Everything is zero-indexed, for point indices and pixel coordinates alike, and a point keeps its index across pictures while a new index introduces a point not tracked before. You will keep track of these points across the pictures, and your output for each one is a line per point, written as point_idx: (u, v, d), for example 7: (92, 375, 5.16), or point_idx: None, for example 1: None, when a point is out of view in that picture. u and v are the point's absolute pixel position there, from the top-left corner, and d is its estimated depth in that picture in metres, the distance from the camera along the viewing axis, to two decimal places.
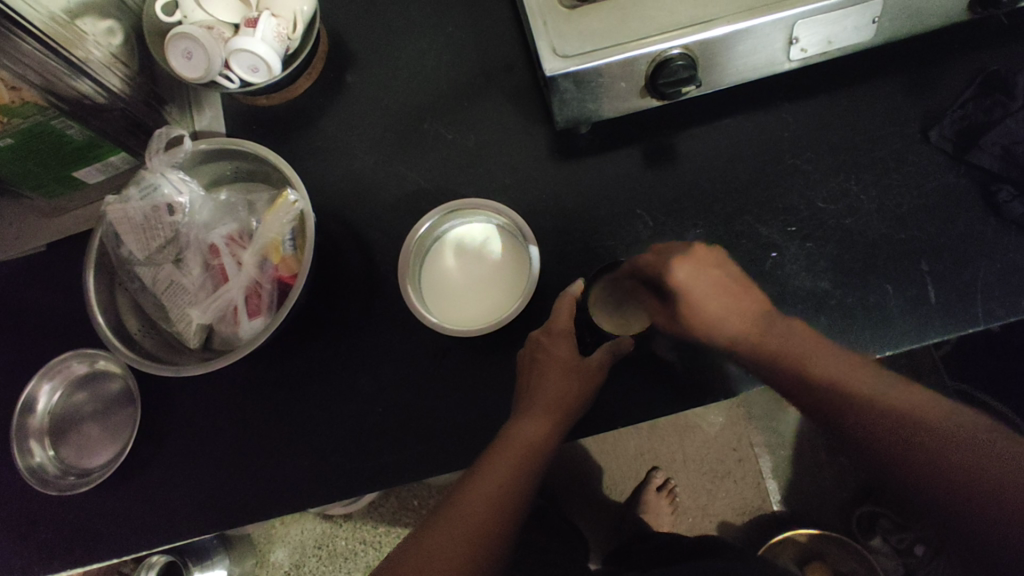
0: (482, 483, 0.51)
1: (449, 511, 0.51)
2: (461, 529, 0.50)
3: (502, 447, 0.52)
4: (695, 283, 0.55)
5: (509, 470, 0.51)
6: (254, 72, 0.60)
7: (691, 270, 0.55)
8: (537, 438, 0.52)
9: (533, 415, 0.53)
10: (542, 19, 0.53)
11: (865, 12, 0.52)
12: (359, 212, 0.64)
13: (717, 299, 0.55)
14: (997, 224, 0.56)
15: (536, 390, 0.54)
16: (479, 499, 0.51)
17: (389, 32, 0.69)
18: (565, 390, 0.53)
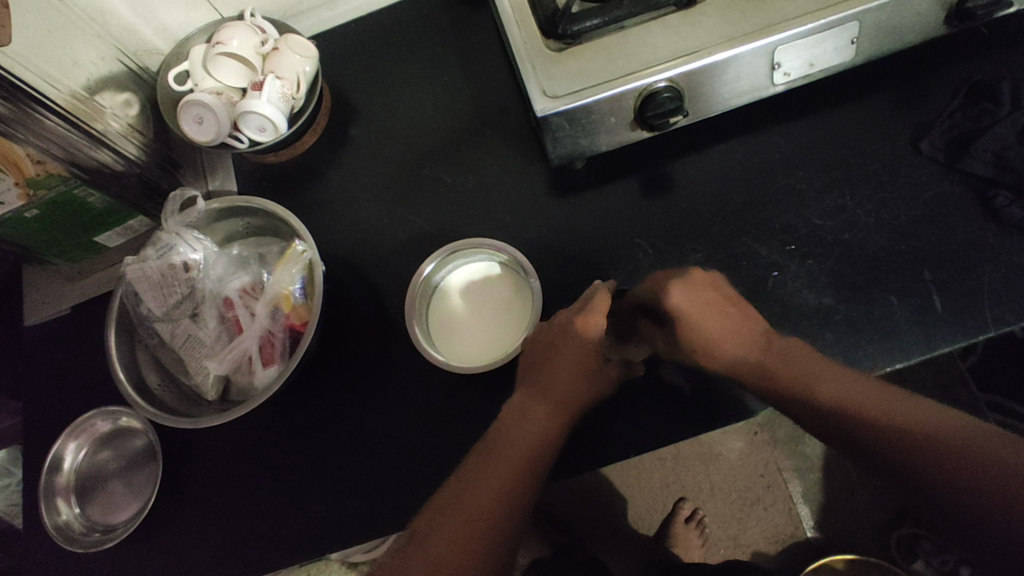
0: (486, 480, 0.51)
1: (451, 509, 0.50)
2: (465, 535, 0.49)
3: (509, 442, 0.52)
4: (692, 309, 0.50)
5: (512, 471, 0.51)
6: (263, 133, 0.63)
7: (683, 294, 0.50)
8: (544, 433, 0.53)
9: (541, 411, 0.54)
10: (529, 64, 0.56)
11: (842, 34, 0.54)
12: (365, 258, 0.66)
13: (710, 317, 0.50)
14: (997, 229, 0.56)
15: (547, 382, 0.54)
16: (484, 498, 0.50)
17: (388, 86, 0.72)
18: (577, 387, 0.54)
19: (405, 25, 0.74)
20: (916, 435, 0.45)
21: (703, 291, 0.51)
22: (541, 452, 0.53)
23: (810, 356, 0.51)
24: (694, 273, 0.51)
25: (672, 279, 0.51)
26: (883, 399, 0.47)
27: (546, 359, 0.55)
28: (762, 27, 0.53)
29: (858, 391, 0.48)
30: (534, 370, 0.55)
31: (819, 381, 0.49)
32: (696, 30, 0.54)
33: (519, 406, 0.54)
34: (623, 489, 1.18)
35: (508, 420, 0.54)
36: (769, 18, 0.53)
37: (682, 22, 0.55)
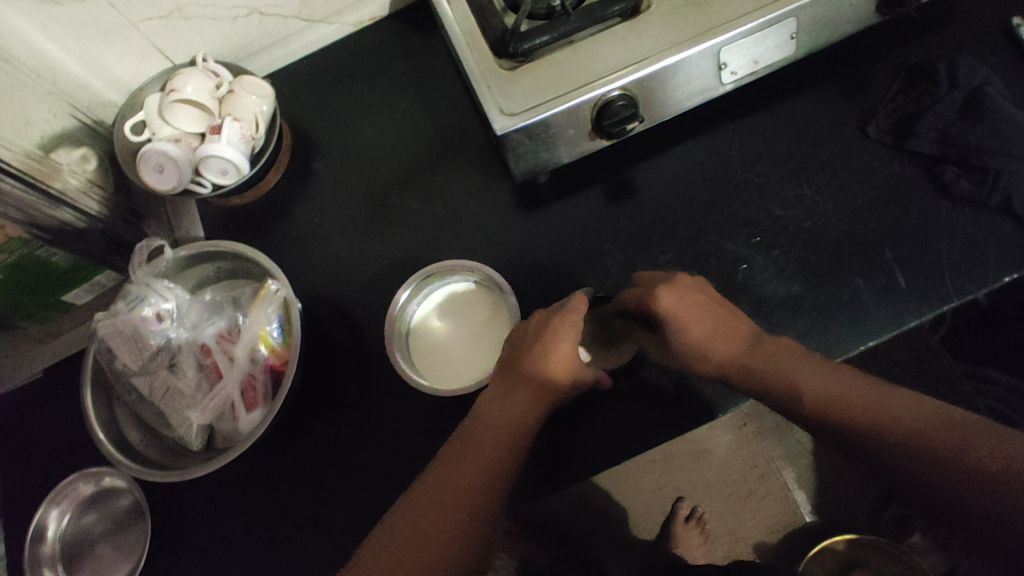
0: (471, 464, 0.49)
1: (434, 492, 0.49)
2: (450, 518, 0.48)
3: (486, 427, 0.51)
4: (681, 312, 0.52)
5: (498, 455, 0.50)
6: (225, 176, 0.63)
7: (674, 300, 0.53)
8: (522, 417, 0.51)
9: (519, 396, 0.52)
10: (485, 84, 0.57)
11: (782, 30, 0.56)
12: (340, 291, 0.66)
13: (699, 318, 0.53)
14: (949, 204, 0.59)
15: (528, 370, 0.52)
16: (468, 483, 0.49)
17: (347, 118, 0.73)
18: (561, 374, 0.52)
19: (358, 57, 0.74)
20: (889, 432, 0.46)
21: (691, 295, 0.53)
22: (518, 436, 0.51)
23: (791, 357, 0.52)
24: (682, 278, 0.54)
25: (664, 285, 0.53)
26: (859, 394, 0.49)
27: (541, 344, 0.52)
28: (707, 30, 0.55)
29: (844, 390, 0.49)
30: (523, 355, 0.53)
31: (803, 374, 0.50)
32: (643, 39, 0.56)
33: (499, 392, 0.53)
34: (620, 495, 1.17)
35: (485, 406, 0.53)
36: (712, 21, 0.55)
37: (629, 31, 0.57)
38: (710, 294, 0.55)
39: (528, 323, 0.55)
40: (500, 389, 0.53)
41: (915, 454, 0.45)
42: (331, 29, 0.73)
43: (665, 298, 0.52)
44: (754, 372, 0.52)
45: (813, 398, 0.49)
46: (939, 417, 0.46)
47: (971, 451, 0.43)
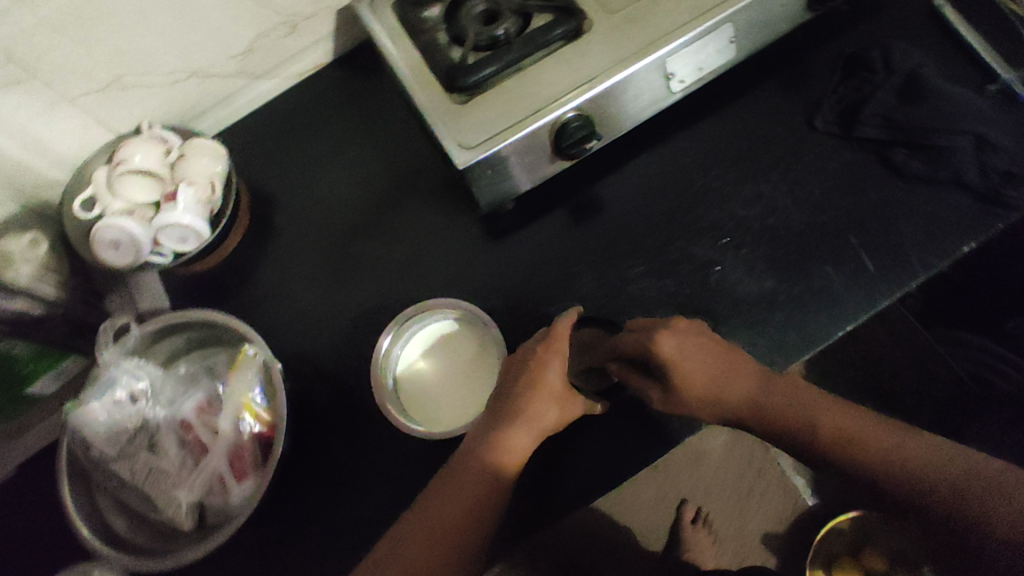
0: (456, 499, 0.48)
1: (420, 527, 0.47)
2: (431, 556, 0.46)
3: (477, 460, 0.49)
4: (682, 357, 0.50)
5: (483, 488, 0.48)
6: (185, 243, 0.62)
7: (675, 344, 0.51)
8: (516, 450, 0.50)
9: (515, 430, 0.50)
10: (439, 121, 0.57)
11: (720, 37, 0.58)
12: (317, 344, 0.65)
13: (699, 361, 0.51)
14: (904, 184, 0.61)
15: (524, 402, 0.51)
16: (454, 516, 0.47)
17: (304, 169, 0.72)
18: (553, 407, 0.52)
19: (306, 107, 0.74)
20: (901, 475, 0.45)
21: (692, 338, 0.51)
22: (510, 470, 0.50)
23: (802, 391, 0.49)
24: (679, 321, 0.52)
25: (662, 328, 0.51)
26: (870, 425, 0.47)
27: (526, 374, 0.52)
28: (648, 44, 0.56)
29: (848, 421, 0.47)
30: (510, 386, 0.53)
31: (812, 411, 0.48)
32: (588, 59, 0.57)
33: (493, 423, 0.51)
34: (622, 509, 1.17)
35: (478, 436, 0.51)
36: (652, 35, 0.56)
37: (574, 53, 0.57)
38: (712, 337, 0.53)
39: (518, 352, 0.55)
40: (486, 422, 0.52)
41: (921, 498, 0.44)
42: (275, 82, 0.72)
43: (665, 342, 0.50)
44: (766, 410, 0.49)
45: (824, 433, 0.47)
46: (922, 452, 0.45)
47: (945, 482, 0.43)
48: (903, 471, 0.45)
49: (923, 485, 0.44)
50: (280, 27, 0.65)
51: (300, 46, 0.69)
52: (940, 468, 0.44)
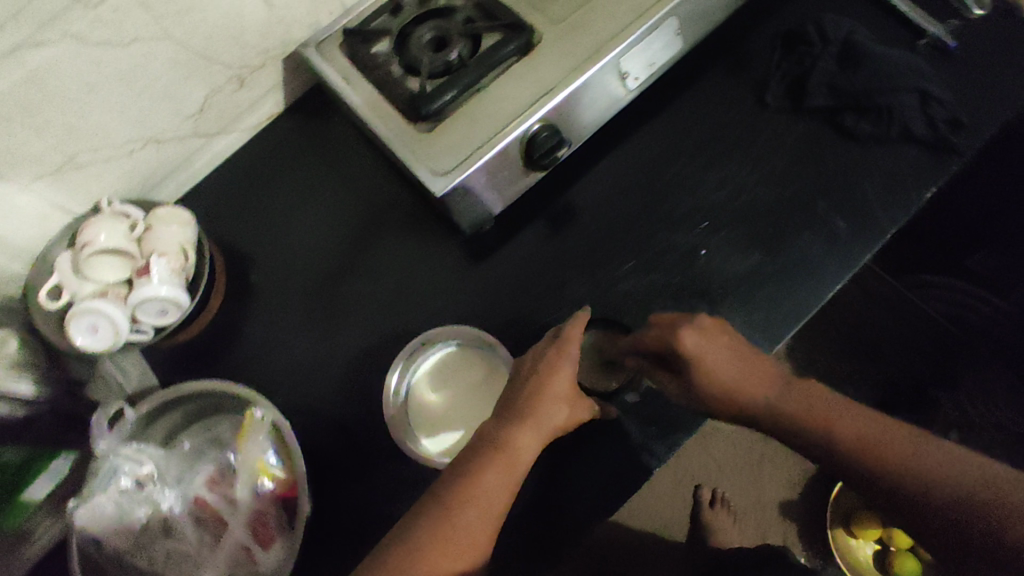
0: (460, 497, 0.47)
1: (440, 530, 0.46)
2: (446, 559, 0.45)
3: (486, 460, 0.49)
4: (709, 355, 0.51)
5: (501, 492, 0.48)
6: (166, 315, 0.60)
7: (702, 342, 0.51)
8: (523, 455, 0.49)
9: (525, 434, 0.50)
10: (409, 151, 0.57)
11: (665, 31, 0.60)
12: (319, 394, 0.63)
13: (727, 362, 0.52)
14: (857, 145, 0.64)
15: (537, 401, 0.51)
16: (473, 519, 0.47)
17: (275, 221, 0.71)
18: (563, 406, 0.52)
19: (267, 159, 0.73)
20: (908, 480, 0.48)
21: (717, 337, 0.52)
22: (516, 473, 0.49)
23: (819, 396, 0.52)
24: (699, 316, 0.53)
25: (688, 325, 0.52)
26: (891, 434, 0.50)
27: (541, 376, 0.52)
28: (598, 48, 0.58)
29: (866, 429, 0.50)
30: (523, 389, 0.52)
31: (831, 414, 0.51)
32: (545, 71, 0.58)
33: (503, 424, 0.51)
34: (634, 507, 1.19)
35: (488, 434, 0.51)
36: (601, 38, 0.58)
37: (530, 67, 0.58)
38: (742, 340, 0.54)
39: (530, 355, 0.55)
40: (498, 420, 0.51)
41: (925, 497, 0.47)
42: (232, 138, 0.71)
43: (690, 339, 0.51)
44: (782, 411, 0.51)
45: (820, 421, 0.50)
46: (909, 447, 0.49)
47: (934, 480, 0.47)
48: (911, 473, 0.48)
49: (929, 488, 0.47)
50: (230, 81, 0.65)
51: (251, 98, 0.69)
52: (954, 474, 0.47)
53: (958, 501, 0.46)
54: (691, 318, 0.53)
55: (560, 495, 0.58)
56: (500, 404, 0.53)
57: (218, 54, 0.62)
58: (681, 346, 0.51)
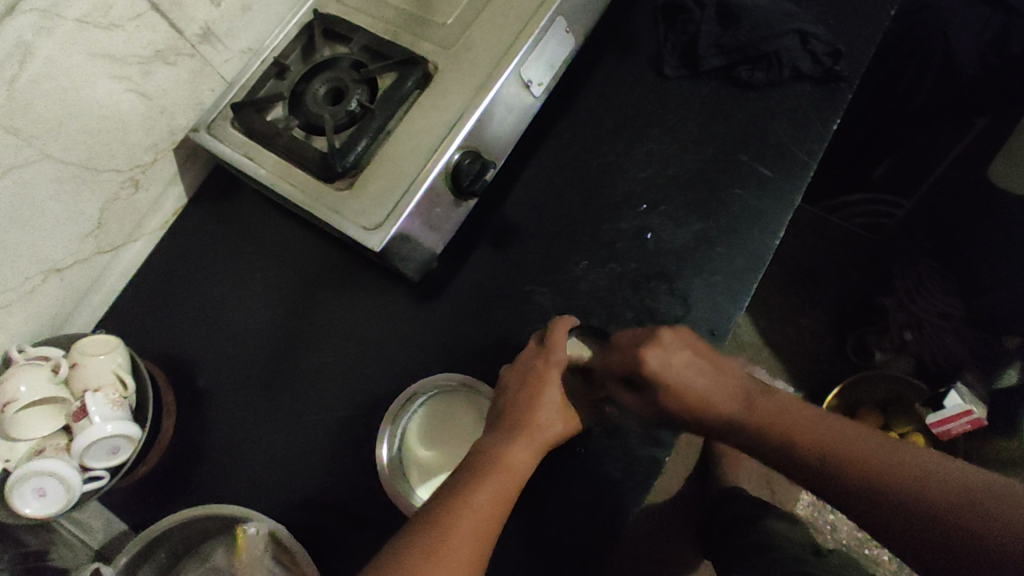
0: (457, 504, 0.44)
1: (437, 545, 0.41)
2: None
3: (484, 467, 0.46)
4: (673, 369, 0.49)
5: (498, 505, 0.45)
6: (117, 453, 0.55)
7: (662, 359, 0.49)
8: (523, 465, 0.47)
9: (521, 443, 0.48)
10: (334, 213, 0.55)
11: (557, 30, 0.60)
12: (306, 483, 0.59)
13: (696, 372, 0.49)
14: (759, 94, 0.66)
15: (530, 412, 0.50)
16: (472, 532, 0.43)
17: (211, 317, 0.67)
18: (553, 415, 0.51)
19: (186, 257, 0.69)
20: (896, 484, 0.41)
21: (682, 349, 0.50)
22: (516, 481, 0.46)
23: (789, 409, 0.47)
24: (663, 333, 0.50)
25: (648, 342, 0.50)
26: (869, 446, 0.44)
27: (531, 388, 0.52)
28: (496, 64, 0.57)
29: (837, 435, 0.45)
30: (509, 406, 0.51)
31: (796, 426, 0.46)
32: (450, 99, 0.57)
33: (499, 437, 0.49)
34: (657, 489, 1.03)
35: (485, 449, 0.49)
36: (497, 54, 0.58)
37: (435, 99, 0.57)
38: (704, 351, 0.51)
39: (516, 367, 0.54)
40: (494, 436, 0.50)
41: (910, 507, 0.41)
42: (139, 245, 0.67)
43: (650, 357, 0.49)
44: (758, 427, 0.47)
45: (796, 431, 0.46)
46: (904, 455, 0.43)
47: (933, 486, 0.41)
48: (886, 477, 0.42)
49: (904, 484, 0.41)
50: (123, 185, 0.61)
51: (150, 199, 0.66)
52: (941, 475, 0.41)
53: (926, 490, 0.41)
54: (651, 333, 0.51)
55: (580, 513, 0.55)
56: (488, 425, 0.52)
57: (103, 162, 0.58)
58: (643, 362, 0.49)
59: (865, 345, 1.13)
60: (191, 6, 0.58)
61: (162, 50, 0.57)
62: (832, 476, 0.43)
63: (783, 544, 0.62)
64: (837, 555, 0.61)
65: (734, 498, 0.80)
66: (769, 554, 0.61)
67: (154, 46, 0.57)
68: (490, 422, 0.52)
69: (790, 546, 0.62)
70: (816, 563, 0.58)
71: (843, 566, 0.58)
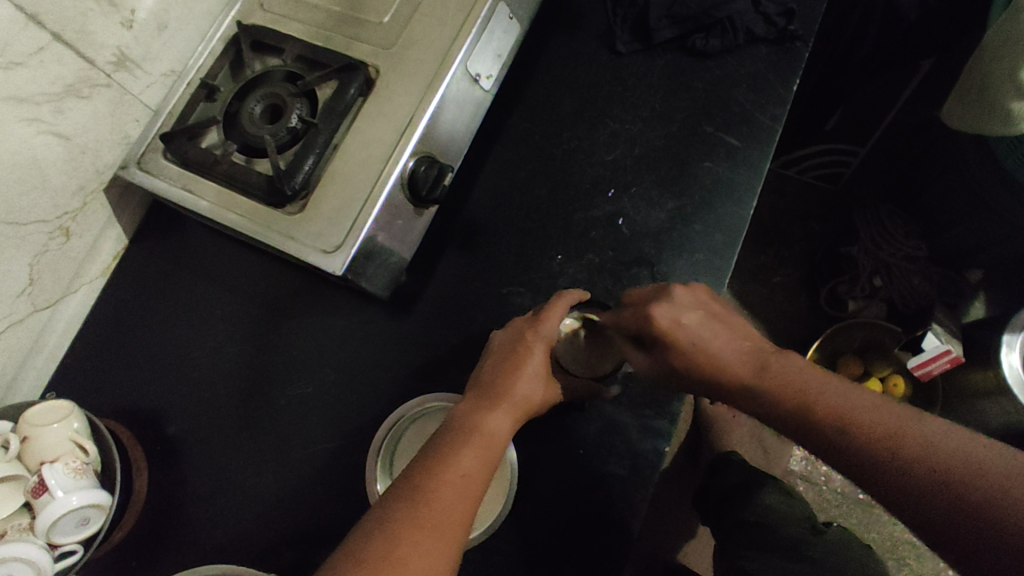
0: (433, 474, 0.42)
1: (422, 508, 0.40)
2: (427, 541, 0.38)
3: (462, 435, 0.44)
4: (688, 326, 0.47)
5: (480, 471, 0.43)
6: (87, 524, 0.50)
7: (673, 316, 0.47)
8: (502, 432, 0.46)
9: (500, 410, 0.46)
10: (288, 239, 0.51)
11: (500, 17, 0.57)
12: (299, 525, 0.56)
13: (710, 331, 0.47)
14: (715, 61, 0.64)
15: (512, 377, 0.49)
16: (454, 498, 0.41)
17: (172, 361, 0.62)
18: (533, 380, 0.49)
19: (136, 302, 0.64)
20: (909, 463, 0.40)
21: (695, 308, 0.48)
22: (493, 449, 0.44)
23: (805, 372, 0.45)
24: (676, 291, 0.49)
25: (659, 296, 0.49)
26: (897, 419, 0.42)
27: (515, 356, 0.50)
28: (441, 59, 0.54)
29: (861, 405, 0.43)
30: (492, 374, 0.50)
31: (815, 392, 0.44)
32: (398, 102, 0.53)
33: (479, 404, 0.47)
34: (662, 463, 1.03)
35: (464, 417, 0.46)
36: (440, 47, 0.54)
37: (381, 104, 0.53)
38: (721, 311, 0.49)
39: (502, 340, 0.52)
40: (473, 403, 0.48)
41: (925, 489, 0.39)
42: (81, 296, 0.63)
43: (661, 312, 0.47)
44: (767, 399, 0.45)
45: (808, 403, 0.44)
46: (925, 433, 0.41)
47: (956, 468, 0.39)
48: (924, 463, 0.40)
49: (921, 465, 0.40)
50: (52, 235, 0.56)
51: (86, 244, 0.61)
52: (962, 458, 0.39)
53: (948, 473, 0.39)
54: (658, 292, 0.49)
55: (588, 516, 0.53)
56: (467, 393, 0.50)
57: (26, 214, 0.53)
58: (654, 317, 0.47)
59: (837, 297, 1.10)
60: (99, 32, 0.53)
61: (74, 84, 0.52)
62: (856, 456, 0.42)
63: (783, 520, 0.60)
64: (834, 528, 0.59)
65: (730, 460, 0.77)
66: (770, 534, 0.59)
67: (63, 81, 0.51)
68: (468, 391, 0.50)
69: (790, 523, 0.59)
70: (810, 547, 0.56)
71: (840, 547, 0.56)
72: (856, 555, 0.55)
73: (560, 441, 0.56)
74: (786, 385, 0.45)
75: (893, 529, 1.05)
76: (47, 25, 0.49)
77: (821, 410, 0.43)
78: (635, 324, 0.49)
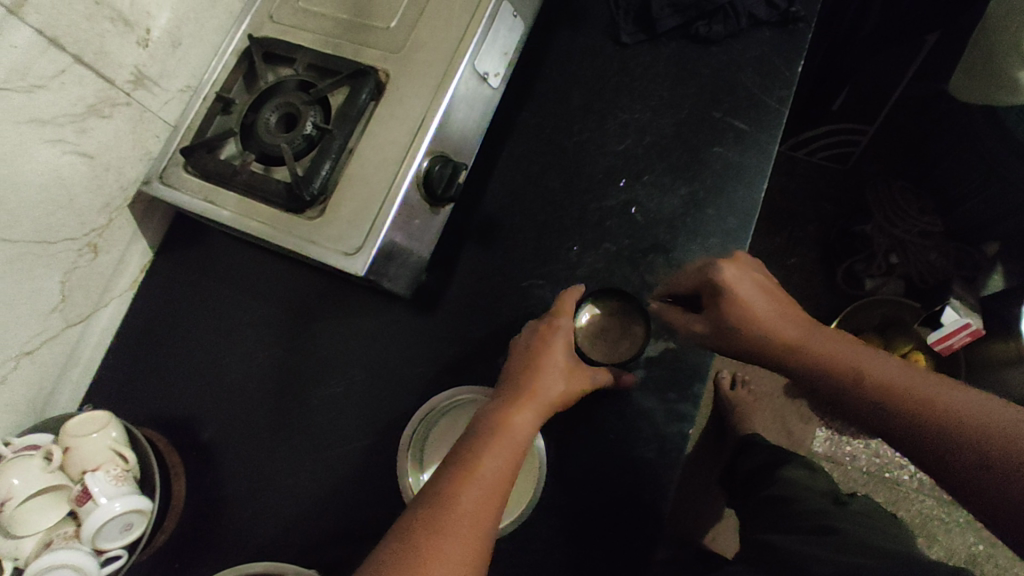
0: (456, 477, 0.42)
1: (445, 511, 0.40)
2: (453, 547, 0.39)
3: (484, 436, 0.45)
4: (749, 284, 0.50)
5: (503, 470, 0.43)
6: (131, 529, 0.52)
7: (738, 271, 0.50)
8: (524, 430, 0.46)
9: (522, 409, 0.47)
10: (310, 243, 0.52)
11: (505, 15, 0.57)
12: (335, 521, 0.57)
13: (767, 295, 0.50)
14: (720, 46, 0.65)
15: (533, 375, 0.49)
16: (479, 502, 0.41)
17: (202, 368, 0.64)
18: (554, 377, 0.49)
19: (164, 312, 0.66)
20: (924, 420, 0.41)
21: (755, 275, 0.51)
22: (516, 448, 0.45)
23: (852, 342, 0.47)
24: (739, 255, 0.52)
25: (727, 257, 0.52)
26: (926, 384, 0.42)
27: (536, 353, 0.51)
28: (450, 59, 0.55)
29: (893, 371, 0.44)
30: (515, 373, 0.50)
31: (843, 356, 0.46)
32: (409, 104, 0.54)
33: (501, 403, 0.48)
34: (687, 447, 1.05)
35: (488, 416, 0.47)
36: (448, 48, 0.55)
37: (393, 107, 0.55)
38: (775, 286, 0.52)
39: (522, 340, 0.53)
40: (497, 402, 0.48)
41: (940, 444, 0.40)
42: (111, 309, 0.64)
43: (727, 267, 0.50)
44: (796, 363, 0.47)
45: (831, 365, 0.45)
46: (949, 397, 0.41)
47: (970, 426, 0.39)
48: (940, 419, 0.40)
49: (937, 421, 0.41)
50: (81, 252, 0.58)
51: (113, 258, 0.62)
52: (978, 419, 0.40)
53: (961, 430, 0.40)
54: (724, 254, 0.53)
55: (618, 501, 0.54)
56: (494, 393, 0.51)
57: (55, 232, 0.55)
58: (719, 268, 0.50)
59: (853, 276, 1.10)
60: (116, 51, 0.54)
61: (95, 104, 0.54)
62: (878, 415, 0.43)
63: (803, 495, 0.61)
64: (857, 501, 0.59)
65: (754, 444, 0.78)
66: (789, 507, 0.60)
67: (85, 101, 0.53)
68: (494, 392, 0.51)
69: (809, 496, 0.60)
70: (839, 512, 0.56)
71: (867, 513, 0.56)
72: (884, 523, 0.56)
73: (586, 429, 0.56)
74: (816, 347, 0.47)
75: (920, 506, 1.05)
76: (67, 48, 0.50)
77: (845, 370, 0.45)
78: (698, 280, 0.52)
